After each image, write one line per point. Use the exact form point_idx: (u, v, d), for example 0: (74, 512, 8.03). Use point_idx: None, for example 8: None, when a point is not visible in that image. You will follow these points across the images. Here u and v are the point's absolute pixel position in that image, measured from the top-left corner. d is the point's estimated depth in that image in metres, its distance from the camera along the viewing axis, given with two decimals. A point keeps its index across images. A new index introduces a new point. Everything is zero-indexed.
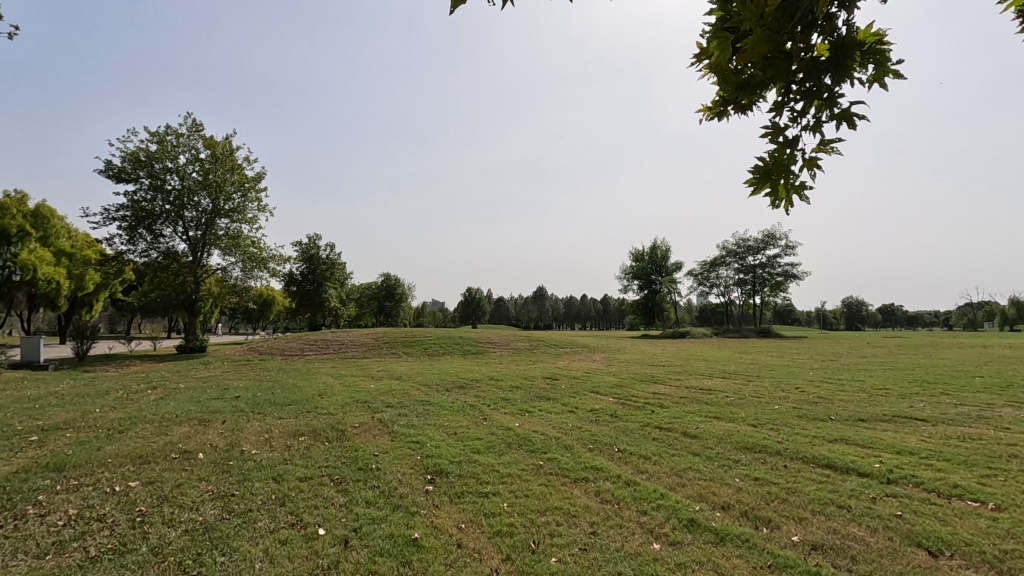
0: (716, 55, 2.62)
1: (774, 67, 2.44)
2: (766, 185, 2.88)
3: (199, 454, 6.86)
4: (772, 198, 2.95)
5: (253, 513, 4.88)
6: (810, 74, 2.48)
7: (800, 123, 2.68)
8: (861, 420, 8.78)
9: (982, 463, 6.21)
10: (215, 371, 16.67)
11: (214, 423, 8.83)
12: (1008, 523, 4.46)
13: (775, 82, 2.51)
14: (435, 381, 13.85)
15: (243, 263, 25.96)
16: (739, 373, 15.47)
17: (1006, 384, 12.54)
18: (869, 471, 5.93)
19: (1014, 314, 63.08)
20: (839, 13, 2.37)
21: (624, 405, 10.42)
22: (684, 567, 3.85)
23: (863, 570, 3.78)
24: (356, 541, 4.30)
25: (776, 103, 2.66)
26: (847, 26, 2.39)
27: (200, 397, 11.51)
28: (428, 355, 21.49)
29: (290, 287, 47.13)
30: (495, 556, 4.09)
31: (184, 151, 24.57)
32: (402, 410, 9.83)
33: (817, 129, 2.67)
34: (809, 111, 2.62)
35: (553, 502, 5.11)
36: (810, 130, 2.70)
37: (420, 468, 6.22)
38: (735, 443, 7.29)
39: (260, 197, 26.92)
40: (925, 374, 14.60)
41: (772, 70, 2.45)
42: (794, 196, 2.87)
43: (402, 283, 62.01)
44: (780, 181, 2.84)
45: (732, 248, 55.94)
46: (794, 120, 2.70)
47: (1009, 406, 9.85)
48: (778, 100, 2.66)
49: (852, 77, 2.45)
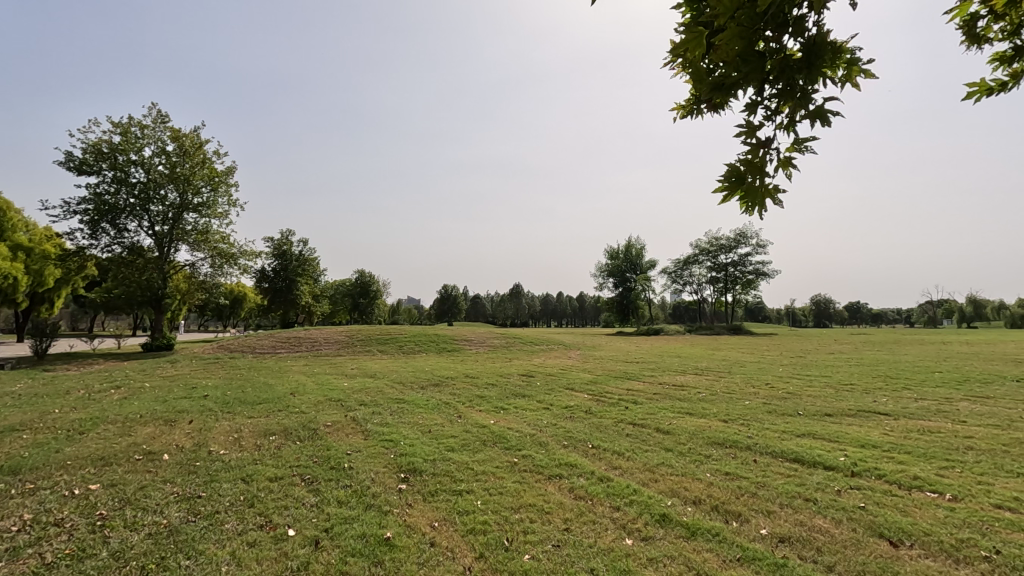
0: (690, 53, 2.63)
1: (747, 65, 2.48)
2: (743, 187, 2.93)
3: (164, 455, 6.68)
4: (748, 202, 3.00)
5: (219, 515, 4.78)
6: (782, 73, 2.54)
7: (774, 121, 2.73)
8: (828, 414, 9.06)
9: (940, 455, 6.45)
10: (183, 370, 16.19)
11: (181, 422, 8.61)
12: (965, 513, 4.64)
13: (747, 81, 2.55)
14: (410, 379, 13.77)
15: (213, 259, 25.37)
16: (710, 369, 15.78)
17: (962, 379, 13.02)
18: (835, 464, 6.10)
19: (970, 312, 65.93)
20: (810, 15, 2.41)
21: (598, 402, 10.53)
22: (655, 562, 3.90)
23: (829, 560, 3.88)
24: (327, 541, 4.25)
25: (749, 103, 2.69)
26: (818, 27, 2.43)
27: (168, 396, 11.20)
28: (404, 353, 21.34)
29: (262, 284, 46.38)
30: (468, 555, 4.08)
31: (150, 143, 23.85)
32: (376, 408, 9.72)
33: (790, 128, 2.73)
34: (784, 110, 2.67)
35: (527, 499, 5.13)
36: (784, 129, 2.75)
37: (393, 467, 6.16)
38: (706, 438, 7.42)
39: (231, 191, 26.33)
40: (886, 370, 15.11)
41: (745, 68, 2.50)
42: (768, 200, 2.93)
43: (377, 281, 61.00)
44: (756, 184, 2.89)
45: (705, 248, 56.92)
46: (768, 118, 2.74)
47: (965, 400, 10.28)
48: (752, 99, 2.69)
49: (825, 77, 2.50)
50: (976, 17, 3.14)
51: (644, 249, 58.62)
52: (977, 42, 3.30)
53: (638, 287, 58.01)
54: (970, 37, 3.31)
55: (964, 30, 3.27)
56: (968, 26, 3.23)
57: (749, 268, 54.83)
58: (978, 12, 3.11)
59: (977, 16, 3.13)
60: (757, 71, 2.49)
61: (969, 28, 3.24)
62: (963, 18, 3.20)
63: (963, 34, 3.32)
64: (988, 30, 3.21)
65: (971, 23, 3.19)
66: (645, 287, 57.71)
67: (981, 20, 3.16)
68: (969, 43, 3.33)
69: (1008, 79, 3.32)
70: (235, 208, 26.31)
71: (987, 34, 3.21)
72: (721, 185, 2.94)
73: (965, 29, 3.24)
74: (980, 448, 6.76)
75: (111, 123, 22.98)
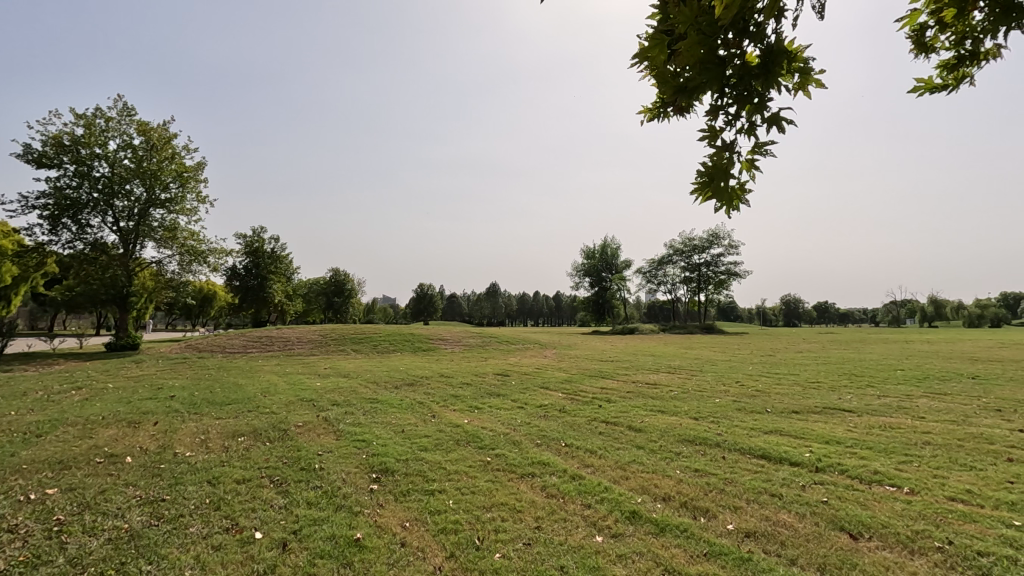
0: (655, 58, 2.67)
1: (708, 71, 2.53)
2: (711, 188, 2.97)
3: (127, 458, 6.48)
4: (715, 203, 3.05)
5: (184, 519, 4.66)
6: (742, 80, 2.60)
7: (734, 127, 2.79)
8: (794, 411, 9.29)
9: (900, 450, 6.68)
10: (148, 371, 15.70)
11: (145, 423, 8.41)
12: (920, 505, 4.81)
13: (709, 87, 2.60)
14: (384, 378, 13.64)
15: (181, 256, 24.75)
16: (682, 368, 16.02)
17: (922, 377, 13.46)
18: (800, 460, 6.26)
19: (931, 312, 68.24)
20: (769, 22, 2.47)
21: (572, 400, 10.59)
22: (624, 558, 3.94)
23: (791, 553, 3.99)
24: (295, 543, 4.18)
25: (711, 108, 2.75)
26: (776, 35, 2.49)
27: (131, 397, 10.87)
28: (378, 353, 21.11)
29: (233, 283, 45.31)
30: (439, 554, 4.06)
31: (115, 136, 23.11)
32: (349, 408, 9.61)
33: (750, 133, 2.79)
34: (743, 116, 2.75)
35: (499, 498, 5.14)
36: (743, 133, 2.82)
37: (365, 467, 6.10)
38: (676, 436, 7.53)
39: (200, 188, 25.70)
40: (852, 368, 15.54)
41: (706, 74, 2.54)
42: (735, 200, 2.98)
43: (351, 279, 60.18)
44: (723, 184, 2.96)
45: (679, 248, 57.75)
46: (728, 124, 2.80)
47: (925, 396, 10.66)
48: (713, 105, 2.76)
49: (779, 85, 2.59)
50: (925, 27, 3.24)
51: (620, 250, 59.24)
52: (924, 51, 3.40)
53: (614, 286, 58.58)
54: (918, 45, 3.41)
55: (913, 39, 3.36)
56: (918, 35, 3.33)
57: (721, 268, 55.90)
58: (927, 22, 3.21)
59: (925, 26, 3.23)
60: (716, 77, 2.55)
61: (919, 37, 3.33)
62: (913, 28, 3.30)
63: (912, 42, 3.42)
64: (935, 39, 3.32)
65: (920, 33, 3.29)
66: (621, 286, 58.24)
67: (930, 29, 3.25)
68: (917, 52, 3.44)
69: (949, 83, 3.45)
70: (205, 205, 25.69)
71: (935, 43, 3.32)
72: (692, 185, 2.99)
73: (914, 38, 3.34)
74: (937, 443, 7.02)
75: (74, 115, 22.22)
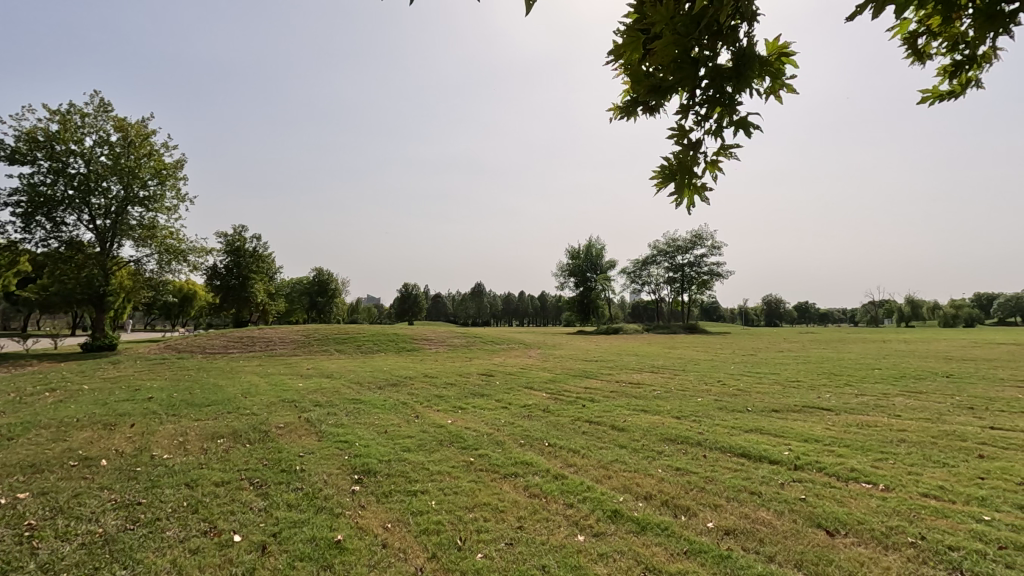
0: (628, 56, 2.70)
1: (681, 70, 2.58)
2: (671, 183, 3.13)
3: (102, 461, 6.35)
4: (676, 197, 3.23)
5: (160, 522, 4.58)
6: (715, 81, 2.67)
7: (703, 127, 2.90)
8: (774, 410, 9.42)
9: (876, 448, 6.82)
10: (125, 371, 15.43)
11: (121, 425, 8.24)
12: (894, 502, 4.92)
13: (681, 86, 2.66)
14: (367, 379, 13.54)
15: (159, 255, 24.36)
16: (665, 367, 16.18)
17: (898, 376, 13.73)
18: (779, 458, 6.35)
19: (908, 312, 69.42)
20: (742, 26, 2.53)
21: (555, 400, 10.62)
22: (605, 557, 3.97)
23: (769, 550, 4.04)
24: (275, 546, 4.14)
25: (682, 107, 2.83)
26: (748, 40, 2.55)
27: (108, 399, 10.65)
28: (361, 353, 20.96)
29: (213, 282, 44.37)
30: (420, 555, 4.05)
31: (91, 132, 22.65)
32: (331, 409, 9.53)
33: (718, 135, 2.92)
34: (712, 117, 2.83)
35: (482, 498, 5.13)
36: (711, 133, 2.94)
37: (347, 468, 6.07)
38: (659, 435, 7.59)
39: (179, 185, 25.29)
40: (829, 367, 15.85)
41: (680, 73, 2.59)
42: (695, 196, 3.17)
43: (335, 279, 59.71)
44: (685, 180, 3.13)
45: (663, 248, 58.20)
46: (698, 124, 2.91)
47: (901, 395, 10.89)
48: (684, 104, 2.83)
49: (750, 88, 2.67)
50: (916, 34, 3.30)
51: (604, 250, 59.50)
52: (920, 57, 3.46)
53: (599, 287, 58.86)
54: (914, 53, 3.46)
55: (906, 47, 3.43)
56: (911, 43, 3.39)
57: (704, 269, 56.47)
58: (917, 29, 3.27)
59: (917, 34, 3.29)
60: (688, 77, 2.61)
61: (912, 45, 3.39)
62: (905, 36, 3.36)
63: (908, 50, 3.47)
64: (929, 46, 3.38)
65: (912, 40, 3.36)
66: (605, 286, 58.60)
67: (921, 37, 3.32)
68: (914, 59, 3.49)
69: (955, 87, 3.50)
70: (184, 203, 25.29)
71: (928, 49, 3.38)
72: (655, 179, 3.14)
73: (908, 45, 3.40)
74: (912, 440, 7.17)
75: (48, 111, 21.72)
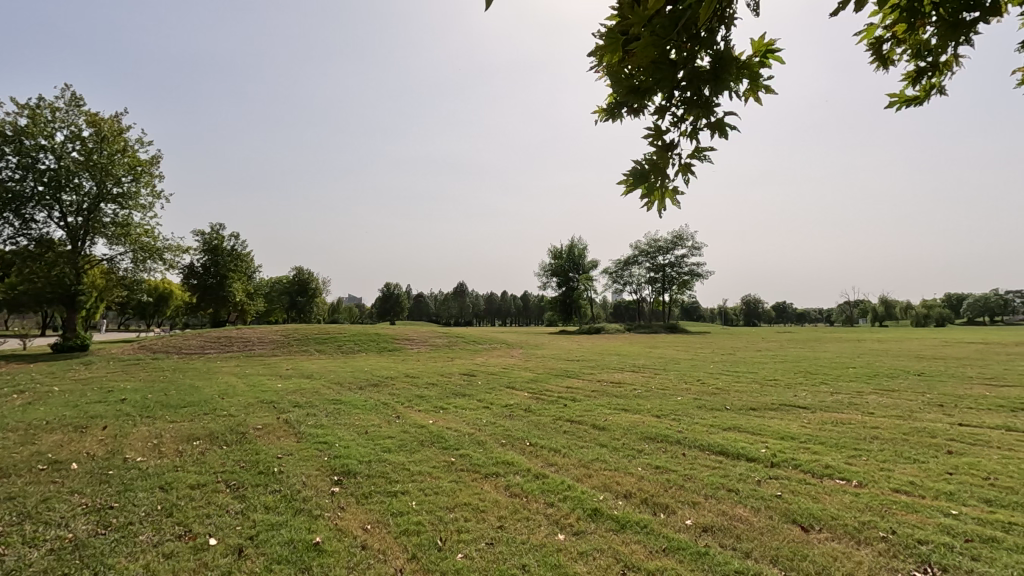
0: (608, 57, 2.73)
1: (659, 72, 2.62)
2: (644, 183, 3.18)
3: (73, 464, 6.19)
4: (648, 198, 3.29)
5: (133, 527, 4.48)
6: (692, 82, 2.71)
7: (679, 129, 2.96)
8: (752, 408, 9.57)
9: (850, 445, 6.97)
10: (98, 372, 15.06)
11: (93, 428, 8.04)
12: (867, 497, 5.03)
13: (659, 87, 2.70)
14: (348, 379, 13.42)
15: (134, 253, 23.83)
16: (646, 367, 16.30)
17: (872, 374, 14.06)
18: (756, 456, 6.45)
19: (882, 312, 71.00)
20: (721, 29, 2.58)
21: (537, 400, 10.65)
22: (585, 556, 3.99)
23: (746, 547, 4.11)
24: (252, 549, 4.08)
25: (659, 108, 2.87)
26: (725, 44, 2.60)
27: (79, 401, 10.38)
28: (342, 353, 20.76)
29: (191, 281, 43.66)
30: (400, 556, 4.03)
31: (62, 127, 22.05)
32: (311, 410, 9.42)
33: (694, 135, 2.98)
34: (687, 119, 2.88)
35: (463, 498, 5.12)
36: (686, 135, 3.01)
37: (326, 469, 6.01)
38: (639, 433, 7.66)
39: (154, 182, 24.77)
40: (806, 366, 16.14)
41: (658, 74, 2.64)
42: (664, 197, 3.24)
43: (316, 278, 59.07)
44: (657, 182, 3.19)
45: (644, 249, 58.71)
46: (674, 125, 2.96)
47: (874, 393, 11.15)
48: (661, 105, 2.87)
49: (727, 91, 2.73)
50: (881, 40, 3.37)
51: (587, 250, 59.80)
52: (885, 63, 3.54)
53: (581, 287, 59.16)
54: (879, 58, 3.55)
55: (871, 52, 3.51)
56: (876, 48, 3.47)
57: (685, 269, 57.09)
58: (883, 36, 3.35)
59: (882, 40, 3.37)
60: (666, 78, 2.65)
61: (877, 50, 3.48)
62: (870, 41, 3.44)
63: (873, 56, 3.56)
64: (893, 52, 3.46)
65: (877, 46, 3.43)
66: (587, 286, 58.95)
67: (886, 43, 3.40)
68: (879, 64, 3.57)
69: (919, 93, 3.60)
70: (160, 200, 24.79)
71: (892, 56, 3.47)
72: (629, 179, 3.19)
73: (873, 51, 3.48)
74: (883, 438, 7.35)
75: (16, 104, 21.09)
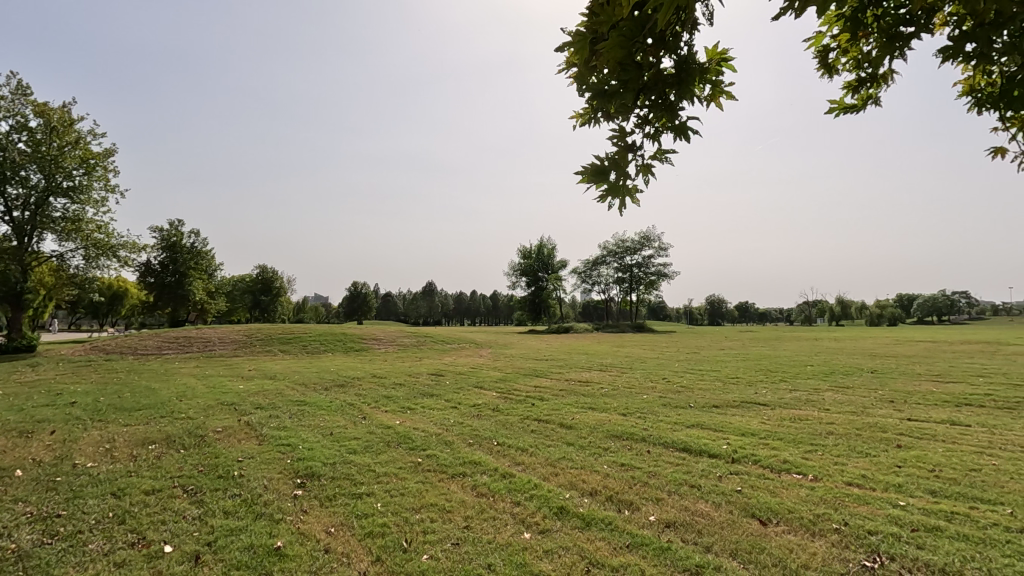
0: (577, 57, 2.76)
1: (625, 73, 2.66)
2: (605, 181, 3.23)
3: (17, 471, 5.89)
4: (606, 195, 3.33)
5: (82, 535, 4.30)
6: (657, 85, 2.76)
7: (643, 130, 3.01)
8: (715, 406, 9.79)
9: (807, 440, 7.21)
10: (46, 374, 14.36)
11: (40, 433, 7.67)
12: (822, 491, 5.21)
13: (627, 88, 2.74)
14: (312, 380, 13.17)
15: (86, 250, 22.85)
16: (614, 366, 16.48)
17: (828, 372, 14.54)
18: (718, 452, 6.61)
19: (839, 311, 73.52)
20: (685, 34, 2.64)
21: (505, 399, 10.66)
22: (551, 554, 4.01)
23: (707, 541, 4.20)
24: (209, 556, 3.95)
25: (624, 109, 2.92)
26: (689, 48, 2.66)
27: (25, 404, 9.89)
28: (307, 353, 20.35)
29: (147, 279, 42.13)
30: (365, 559, 3.97)
31: (7, 117, 20.96)
32: (274, 412, 9.21)
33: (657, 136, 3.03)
34: (651, 121, 2.93)
35: (429, 498, 5.09)
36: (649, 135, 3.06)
37: (289, 472, 5.88)
38: (605, 431, 7.75)
39: (108, 176, 23.80)
40: (767, 364, 16.61)
41: (625, 75, 2.68)
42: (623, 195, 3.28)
43: (280, 277, 57.74)
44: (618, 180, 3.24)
45: (612, 249, 59.44)
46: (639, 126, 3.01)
47: (830, 390, 11.55)
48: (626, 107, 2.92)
49: (691, 95, 2.79)
50: (828, 48, 3.50)
51: (555, 250, 60.17)
52: (830, 70, 3.68)
53: (549, 286, 59.50)
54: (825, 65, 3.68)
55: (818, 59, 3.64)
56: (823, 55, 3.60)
57: (652, 269, 58.03)
58: (829, 44, 3.48)
59: (828, 48, 3.50)
60: (633, 80, 2.69)
61: (823, 58, 3.61)
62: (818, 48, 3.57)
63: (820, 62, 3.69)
64: (837, 61, 3.60)
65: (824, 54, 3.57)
66: (556, 286, 59.23)
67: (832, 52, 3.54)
68: (824, 72, 3.71)
69: (858, 102, 3.78)
70: (114, 195, 23.83)
71: (837, 64, 3.61)
72: (592, 176, 3.23)
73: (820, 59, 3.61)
74: (838, 433, 7.62)
75: None
